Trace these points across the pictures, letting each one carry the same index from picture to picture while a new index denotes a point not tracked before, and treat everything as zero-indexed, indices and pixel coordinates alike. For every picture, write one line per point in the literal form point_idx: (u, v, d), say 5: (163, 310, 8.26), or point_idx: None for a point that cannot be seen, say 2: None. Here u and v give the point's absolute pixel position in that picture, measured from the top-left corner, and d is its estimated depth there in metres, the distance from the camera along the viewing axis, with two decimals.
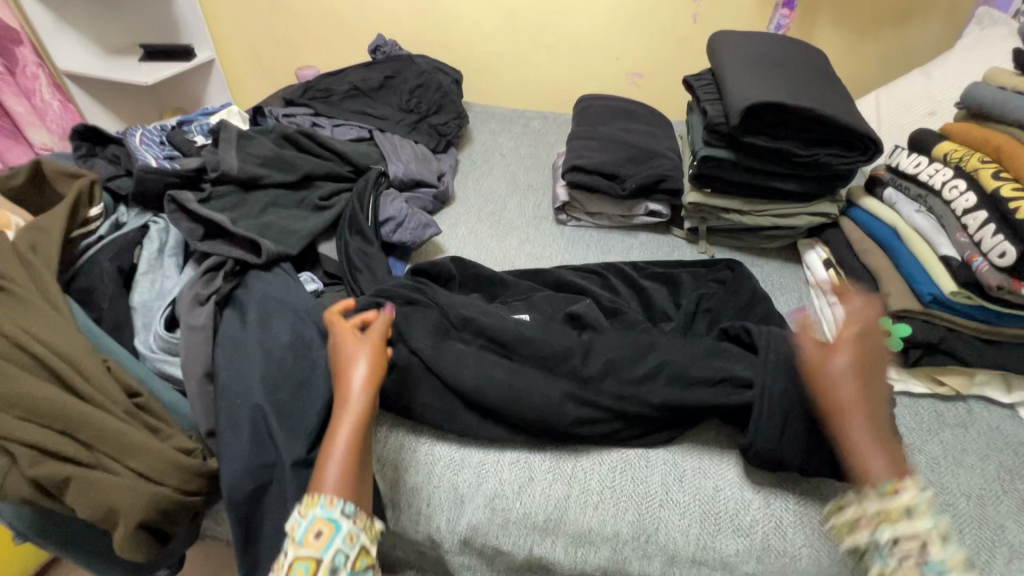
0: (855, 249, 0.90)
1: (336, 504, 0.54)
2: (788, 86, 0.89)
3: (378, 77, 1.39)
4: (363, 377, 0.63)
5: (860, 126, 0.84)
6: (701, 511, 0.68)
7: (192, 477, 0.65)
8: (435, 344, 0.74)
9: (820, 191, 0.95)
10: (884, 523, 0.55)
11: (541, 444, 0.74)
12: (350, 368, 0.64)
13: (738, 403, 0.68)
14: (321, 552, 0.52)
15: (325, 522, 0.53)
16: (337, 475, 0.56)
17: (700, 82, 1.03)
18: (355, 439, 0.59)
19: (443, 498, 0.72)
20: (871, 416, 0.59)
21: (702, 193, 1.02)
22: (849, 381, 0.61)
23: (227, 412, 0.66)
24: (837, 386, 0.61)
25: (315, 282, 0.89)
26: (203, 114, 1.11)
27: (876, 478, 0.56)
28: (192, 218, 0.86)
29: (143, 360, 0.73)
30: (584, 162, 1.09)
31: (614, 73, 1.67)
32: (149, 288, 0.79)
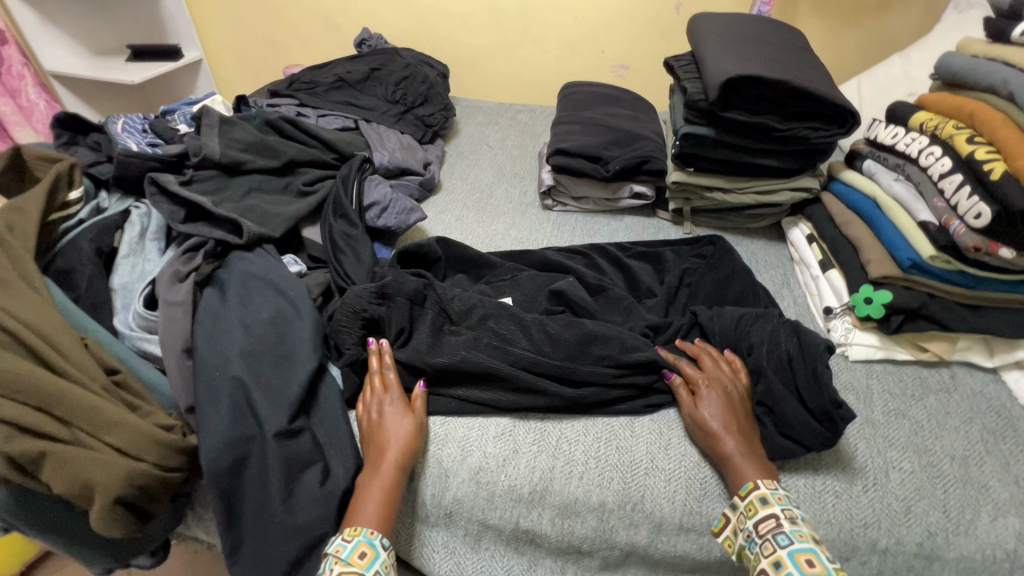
0: (838, 222, 0.90)
1: (376, 537, 0.61)
2: (766, 60, 0.90)
3: (363, 69, 1.39)
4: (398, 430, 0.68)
5: (837, 98, 0.85)
6: (687, 480, 0.68)
7: (171, 452, 0.64)
8: (429, 342, 0.75)
9: (801, 166, 0.96)
10: (749, 516, 0.60)
11: (525, 417, 0.74)
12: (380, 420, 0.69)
13: (723, 387, 0.69)
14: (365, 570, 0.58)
15: (369, 546, 0.60)
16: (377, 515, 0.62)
17: (681, 63, 1.04)
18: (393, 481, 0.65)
19: (425, 474, 0.71)
20: (726, 419, 0.66)
21: (686, 172, 1.02)
22: (715, 410, 0.67)
23: (207, 386, 0.66)
24: (706, 430, 0.66)
25: (299, 264, 0.88)
26: (186, 103, 1.11)
27: (746, 481, 0.62)
28: (173, 201, 0.85)
29: (123, 340, 0.72)
30: (568, 145, 1.09)
31: (598, 65, 1.68)
32: (131, 271, 0.79)
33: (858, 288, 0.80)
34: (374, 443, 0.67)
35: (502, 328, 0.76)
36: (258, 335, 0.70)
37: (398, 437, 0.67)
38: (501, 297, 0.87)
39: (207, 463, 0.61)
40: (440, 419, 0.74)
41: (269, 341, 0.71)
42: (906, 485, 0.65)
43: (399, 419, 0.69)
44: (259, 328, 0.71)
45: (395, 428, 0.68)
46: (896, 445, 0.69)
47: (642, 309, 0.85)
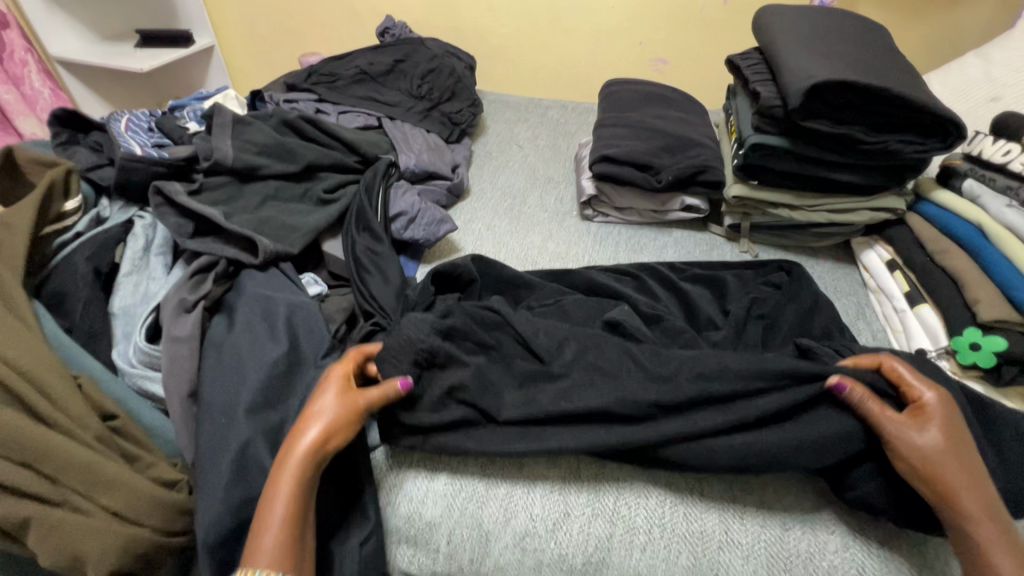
0: (928, 249, 0.79)
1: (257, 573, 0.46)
2: (853, 62, 0.79)
3: (387, 61, 1.28)
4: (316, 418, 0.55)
5: (941, 107, 0.74)
6: (768, 556, 0.58)
7: (175, 514, 0.56)
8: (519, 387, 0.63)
9: (885, 183, 0.85)
10: None
11: (577, 472, 0.64)
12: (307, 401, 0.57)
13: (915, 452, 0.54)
14: None
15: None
16: (265, 531, 0.49)
17: (747, 62, 0.92)
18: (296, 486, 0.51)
19: (460, 535, 0.62)
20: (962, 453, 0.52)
21: (748, 186, 0.91)
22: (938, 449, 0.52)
23: (213, 437, 0.56)
24: (935, 465, 0.52)
25: (318, 285, 0.79)
26: (197, 99, 1.02)
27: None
28: (180, 212, 0.76)
29: (122, 376, 0.63)
30: (615, 151, 0.98)
31: (636, 59, 1.55)
32: (132, 292, 0.70)
33: (960, 331, 0.70)
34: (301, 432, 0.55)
35: (603, 364, 0.64)
36: (274, 374, 0.61)
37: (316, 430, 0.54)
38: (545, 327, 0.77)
39: (209, 532, 0.52)
40: (479, 469, 0.65)
41: (287, 381, 0.62)
42: None
43: (322, 401, 0.56)
44: (277, 367, 0.62)
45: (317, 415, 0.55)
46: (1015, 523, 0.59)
47: (707, 345, 0.74)
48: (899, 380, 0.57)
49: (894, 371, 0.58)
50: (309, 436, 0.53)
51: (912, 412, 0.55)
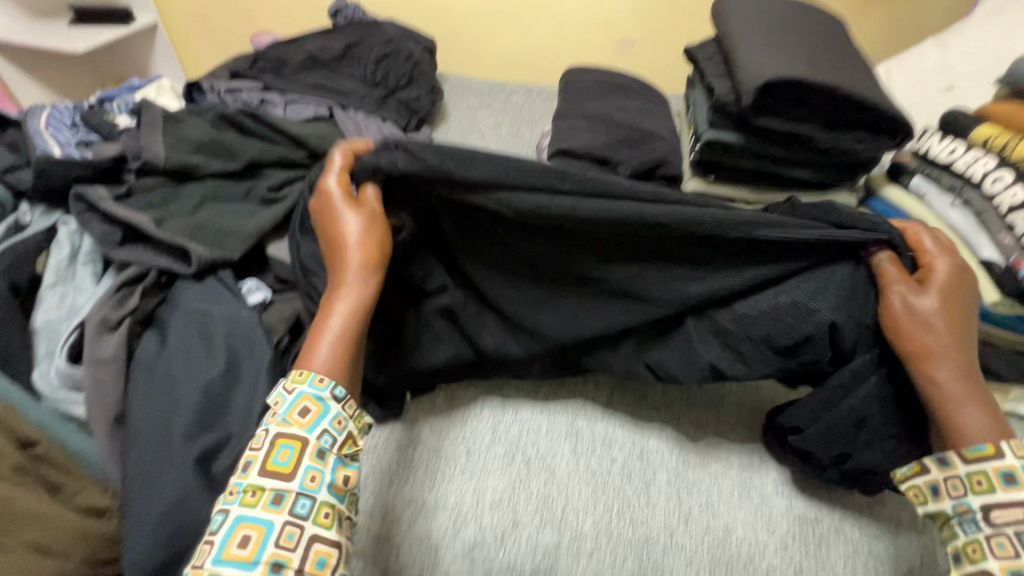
0: None
1: (330, 384, 0.50)
2: (805, 58, 0.78)
3: (338, 45, 1.22)
4: (345, 242, 0.57)
5: (888, 108, 0.74)
6: (710, 558, 0.59)
7: (105, 543, 0.54)
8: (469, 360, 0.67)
9: (837, 179, 0.85)
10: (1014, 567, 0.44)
11: (529, 462, 0.66)
12: (334, 242, 0.58)
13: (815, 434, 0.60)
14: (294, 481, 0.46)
15: (339, 506, 0.48)
16: (324, 362, 0.52)
17: (703, 54, 0.91)
18: (344, 325, 0.54)
19: (413, 545, 0.61)
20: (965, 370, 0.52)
21: (705, 181, 0.90)
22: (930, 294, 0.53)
23: (142, 463, 0.54)
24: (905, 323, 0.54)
25: (261, 292, 0.75)
26: (128, 91, 0.98)
27: (979, 441, 0.49)
28: (106, 218, 0.72)
29: (44, 401, 0.60)
30: (572, 144, 0.95)
31: (601, 42, 1.50)
32: (57, 306, 0.67)
33: None
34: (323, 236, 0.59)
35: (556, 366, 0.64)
36: (205, 394, 0.59)
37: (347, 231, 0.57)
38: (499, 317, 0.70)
39: (136, 563, 0.50)
40: (431, 464, 0.66)
41: (221, 400, 0.59)
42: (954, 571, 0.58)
43: (350, 222, 0.57)
44: (212, 388, 0.59)
45: (348, 220, 0.57)
46: None
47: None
48: (918, 247, 0.58)
49: (917, 241, 0.58)
50: (344, 245, 0.56)
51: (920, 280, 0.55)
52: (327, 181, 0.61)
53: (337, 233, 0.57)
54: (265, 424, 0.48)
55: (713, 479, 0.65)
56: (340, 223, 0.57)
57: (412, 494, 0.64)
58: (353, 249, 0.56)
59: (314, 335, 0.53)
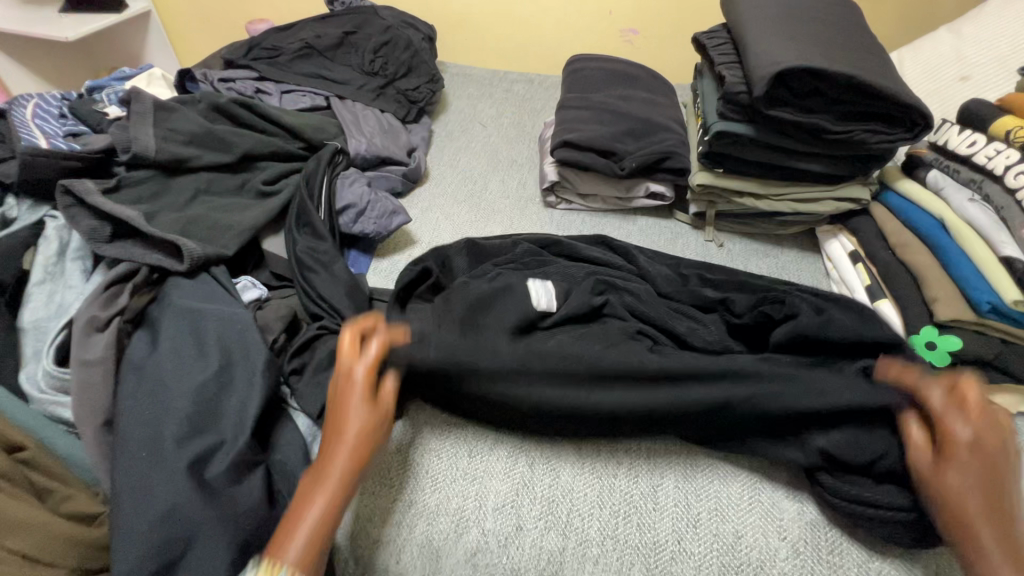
0: (890, 241, 0.78)
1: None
2: (820, 46, 0.75)
3: (335, 33, 1.19)
4: (354, 390, 0.54)
5: (906, 95, 0.71)
6: (720, 564, 0.57)
7: (95, 551, 0.52)
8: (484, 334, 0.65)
9: (850, 173, 0.82)
10: None
11: (534, 465, 0.64)
12: (337, 398, 0.54)
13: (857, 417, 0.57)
14: None
15: None
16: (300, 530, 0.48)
17: (713, 42, 0.88)
18: (325, 512, 0.49)
19: (413, 549, 0.60)
20: (994, 491, 0.47)
21: (714, 174, 0.87)
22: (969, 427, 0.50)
23: (132, 469, 0.52)
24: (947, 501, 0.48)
25: (257, 289, 0.73)
26: (119, 81, 0.95)
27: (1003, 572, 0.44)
28: (95, 213, 0.69)
29: (32, 403, 0.58)
30: (576, 136, 0.92)
31: (605, 30, 1.47)
32: (44, 304, 0.64)
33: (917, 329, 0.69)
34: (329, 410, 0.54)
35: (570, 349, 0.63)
36: (199, 396, 0.57)
37: (355, 425, 0.52)
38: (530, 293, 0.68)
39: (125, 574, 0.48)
40: (434, 466, 0.64)
41: (214, 402, 0.57)
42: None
43: (357, 371, 0.54)
44: (205, 390, 0.57)
45: (357, 409, 0.53)
46: None
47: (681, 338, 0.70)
48: (940, 429, 0.51)
49: (945, 433, 0.51)
50: (348, 432, 0.52)
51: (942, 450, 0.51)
52: (355, 365, 0.55)
53: (341, 424, 0.52)
54: None
55: (720, 482, 0.63)
56: (348, 408, 0.53)
57: (413, 496, 0.62)
58: (352, 453, 0.51)
59: (294, 510, 0.49)
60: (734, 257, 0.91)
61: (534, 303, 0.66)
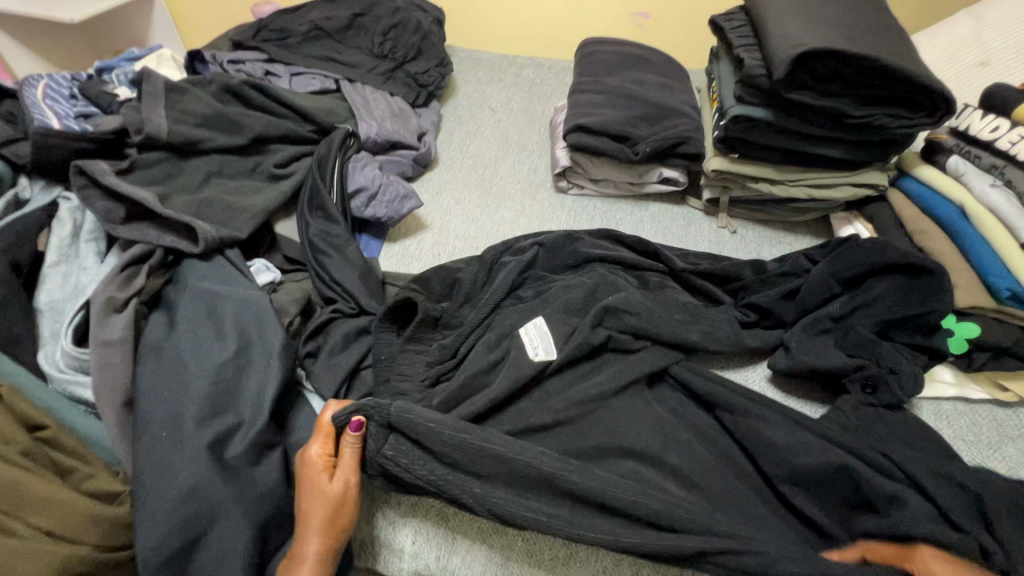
0: (908, 227, 0.78)
1: None
2: (842, 29, 0.73)
3: (344, 15, 1.17)
4: (309, 472, 0.54)
5: (929, 79, 0.70)
6: None
7: (119, 529, 0.52)
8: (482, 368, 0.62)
9: (869, 158, 0.81)
10: None
11: None
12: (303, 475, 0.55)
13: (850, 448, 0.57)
14: None
15: None
16: None
17: (731, 24, 0.86)
18: None
19: (429, 529, 0.59)
20: None
21: (729, 160, 0.86)
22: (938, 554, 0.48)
23: (152, 449, 0.52)
24: None
25: (271, 272, 0.73)
26: (128, 61, 0.94)
27: None
28: (108, 194, 0.69)
29: (52, 383, 0.59)
30: (589, 121, 0.91)
31: (616, 13, 1.44)
32: (61, 285, 0.65)
33: None
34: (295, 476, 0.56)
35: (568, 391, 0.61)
36: (216, 377, 0.57)
37: (311, 501, 0.53)
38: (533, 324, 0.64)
39: (149, 551, 0.48)
40: None
41: (232, 383, 0.57)
42: None
43: (312, 456, 0.55)
44: (223, 372, 0.57)
45: (314, 486, 0.53)
46: None
47: (710, 323, 0.69)
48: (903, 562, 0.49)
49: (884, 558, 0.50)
50: (307, 514, 0.52)
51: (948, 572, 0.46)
52: (311, 443, 0.56)
53: (304, 502, 0.53)
54: None
55: None
56: (307, 487, 0.54)
57: None
58: (317, 527, 0.52)
59: None
60: (747, 244, 0.90)
61: (535, 339, 0.63)
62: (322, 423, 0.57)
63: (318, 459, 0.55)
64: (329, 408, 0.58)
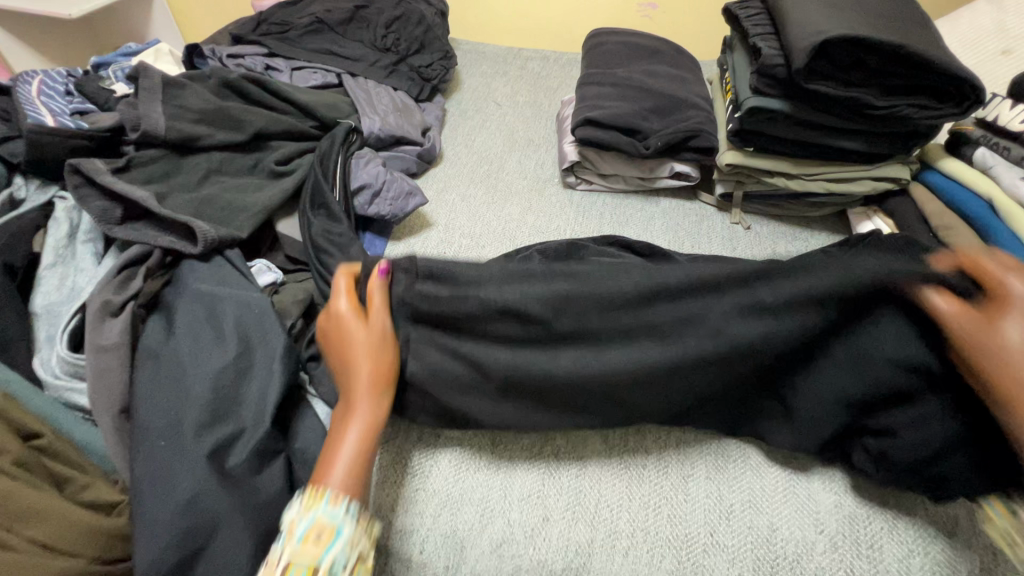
0: (931, 223, 0.74)
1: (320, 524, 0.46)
2: (864, 15, 0.70)
3: (346, 7, 1.14)
4: (347, 329, 0.55)
5: (956, 67, 0.67)
6: (754, 559, 0.55)
7: (117, 541, 0.50)
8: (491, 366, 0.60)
9: (890, 151, 0.78)
10: None
11: (559, 457, 0.63)
12: (335, 345, 0.56)
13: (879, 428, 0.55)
14: (321, 555, 0.45)
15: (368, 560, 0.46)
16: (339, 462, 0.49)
17: (746, 13, 0.83)
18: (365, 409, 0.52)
19: (437, 539, 0.58)
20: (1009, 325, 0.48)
21: (743, 153, 0.83)
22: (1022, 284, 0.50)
23: (150, 459, 0.50)
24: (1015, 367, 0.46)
25: (272, 273, 0.71)
26: (125, 57, 0.92)
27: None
28: (103, 193, 0.67)
29: (48, 389, 0.57)
30: (598, 114, 0.88)
31: (623, 4, 1.41)
32: (58, 288, 0.63)
33: None
34: (341, 361, 0.55)
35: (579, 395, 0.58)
36: (216, 383, 0.55)
37: (357, 355, 0.54)
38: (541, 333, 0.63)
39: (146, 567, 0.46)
40: (452, 454, 0.63)
41: (233, 390, 0.55)
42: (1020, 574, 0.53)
43: (341, 307, 0.56)
44: (223, 378, 0.55)
45: (356, 363, 0.53)
46: None
47: None
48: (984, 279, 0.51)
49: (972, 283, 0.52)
50: (355, 389, 0.53)
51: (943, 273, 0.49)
52: (337, 303, 0.57)
53: (347, 379, 0.53)
54: (281, 552, 0.45)
55: (753, 472, 0.62)
56: (346, 352, 0.54)
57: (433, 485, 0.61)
58: (367, 381, 0.53)
59: (327, 453, 0.50)
60: (762, 241, 0.87)
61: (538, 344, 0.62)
62: (337, 308, 0.56)
63: (351, 309, 0.56)
64: (341, 273, 0.59)
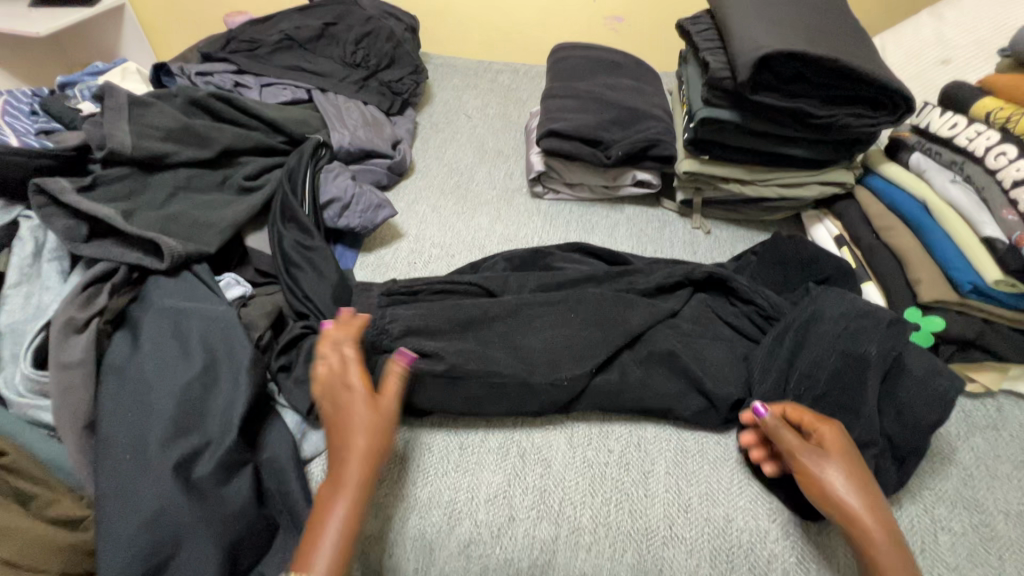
0: (874, 224, 0.79)
1: None
2: (802, 31, 0.75)
3: (316, 25, 1.16)
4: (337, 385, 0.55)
5: (887, 78, 0.71)
6: (710, 550, 0.58)
7: (82, 555, 0.51)
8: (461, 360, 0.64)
9: (836, 157, 0.82)
10: None
11: (523, 460, 0.65)
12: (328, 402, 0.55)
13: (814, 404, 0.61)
14: None
15: None
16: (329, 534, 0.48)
17: (697, 28, 0.87)
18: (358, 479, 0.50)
19: (407, 543, 0.59)
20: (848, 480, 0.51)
21: (700, 161, 0.87)
22: (838, 470, 0.51)
23: (116, 472, 0.51)
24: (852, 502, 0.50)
25: (241, 286, 0.72)
26: (92, 76, 0.93)
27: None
28: (69, 212, 0.68)
29: (11, 407, 0.57)
30: (561, 126, 0.91)
31: (589, 19, 1.46)
32: (22, 306, 0.63)
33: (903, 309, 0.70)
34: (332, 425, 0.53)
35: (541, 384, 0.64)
36: (182, 396, 0.56)
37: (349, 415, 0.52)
38: (509, 335, 0.67)
39: None
40: (419, 460, 0.64)
41: (199, 402, 0.56)
42: (958, 552, 0.56)
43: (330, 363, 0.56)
44: (189, 390, 0.56)
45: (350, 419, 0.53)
46: (944, 501, 0.59)
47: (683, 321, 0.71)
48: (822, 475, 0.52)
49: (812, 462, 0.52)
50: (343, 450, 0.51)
51: (815, 443, 0.54)
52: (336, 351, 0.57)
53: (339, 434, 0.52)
54: None
55: (709, 466, 0.64)
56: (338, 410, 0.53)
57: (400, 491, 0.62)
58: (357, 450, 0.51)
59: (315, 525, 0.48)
60: (721, 244, 0.91)
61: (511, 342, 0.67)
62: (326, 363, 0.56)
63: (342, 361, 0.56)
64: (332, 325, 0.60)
